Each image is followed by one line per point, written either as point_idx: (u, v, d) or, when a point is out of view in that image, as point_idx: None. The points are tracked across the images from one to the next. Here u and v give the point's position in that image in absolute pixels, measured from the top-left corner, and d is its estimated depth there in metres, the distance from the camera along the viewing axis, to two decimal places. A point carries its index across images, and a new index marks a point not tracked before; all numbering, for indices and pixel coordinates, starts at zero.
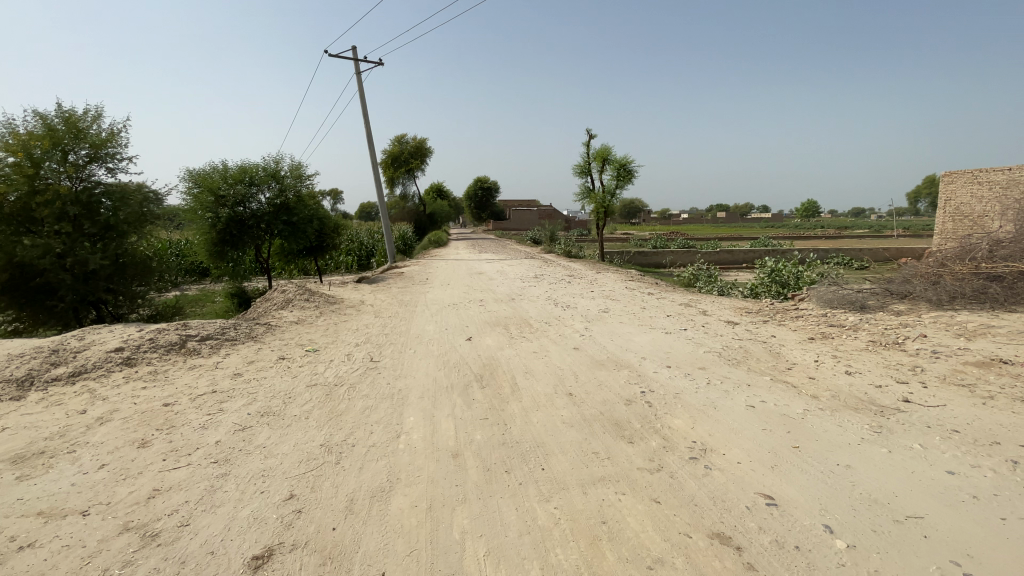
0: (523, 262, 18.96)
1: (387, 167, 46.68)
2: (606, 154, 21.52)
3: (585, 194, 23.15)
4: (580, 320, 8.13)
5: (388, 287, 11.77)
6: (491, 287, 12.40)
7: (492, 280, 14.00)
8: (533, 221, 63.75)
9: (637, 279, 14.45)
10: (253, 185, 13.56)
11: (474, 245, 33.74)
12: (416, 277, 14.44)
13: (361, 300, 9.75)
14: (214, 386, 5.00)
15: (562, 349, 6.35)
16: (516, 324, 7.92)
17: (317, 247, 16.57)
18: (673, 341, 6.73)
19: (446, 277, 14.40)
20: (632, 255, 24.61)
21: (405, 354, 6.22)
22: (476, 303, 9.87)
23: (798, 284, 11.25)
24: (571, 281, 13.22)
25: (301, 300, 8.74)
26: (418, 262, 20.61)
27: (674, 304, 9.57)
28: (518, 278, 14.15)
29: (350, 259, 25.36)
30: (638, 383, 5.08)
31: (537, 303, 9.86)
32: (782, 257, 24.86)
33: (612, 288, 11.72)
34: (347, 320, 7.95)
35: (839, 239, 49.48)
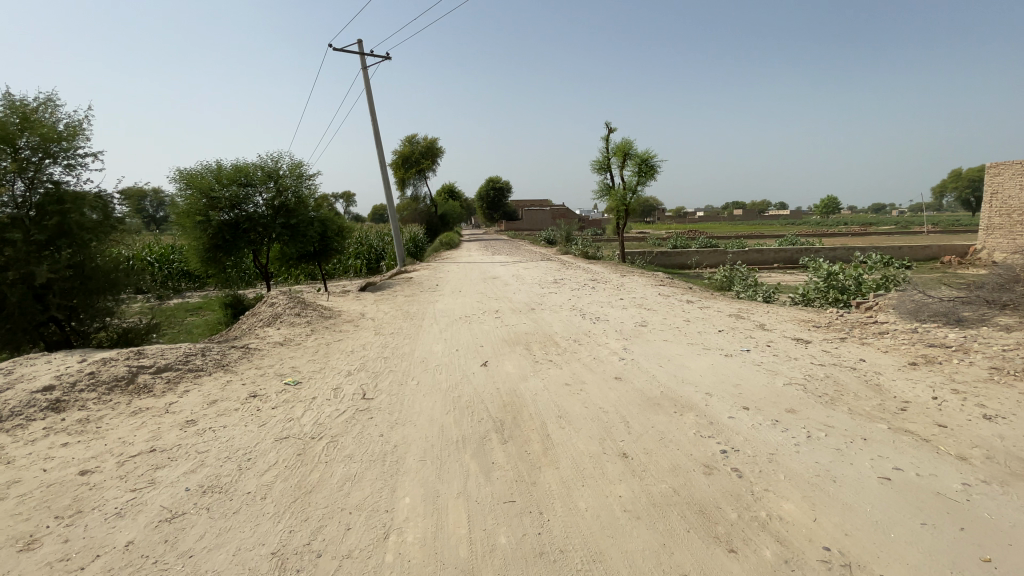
0: (541, 265, 17.71)
1: (398, 168, 45.74)
2: (628, 148, 20.19)
3: (605, 191, 21.81)
4: (616, 337, 6.84)
5: (395, 295, 10.61)
6: (508, 294, 11.19)
7: (508, 285, 12.78)
8: (546, 221, 62.49)
9: (668, 283, 13.12)
10: (249, 185, 12.47)
11: (486, 246, 32.60)
12: (425, 283, 13.27)
13: (361, 312, 8.58)
14: (154, 441, 3.83)
15: (602, 380, 5.09)
16: (540, 343, 6.67)
17: (321, 252, 15.44)
18: (738, 368, 5.43)
19: (458, 283, 13.21)
20: (655, 255, 23.21)
21: (406, 387, 5.01)
22: (492, 314, 8.64)
23: (860, 289, 9.80)
24: (596, 286, 11.92)
25: (290, 313, 7.60)
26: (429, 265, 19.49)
27: (721, 315, 8.24)
28: (536, 283, 12.89)
29: (358, 262, 24.34)
30: (714, 436, 3.80)
31: (562, 315, 8.60)
32: (815, 256, 23.30)
33: (644, 295, 10.41)
34: (341, 339, 6.77)
35: (867, 236, 47.46)
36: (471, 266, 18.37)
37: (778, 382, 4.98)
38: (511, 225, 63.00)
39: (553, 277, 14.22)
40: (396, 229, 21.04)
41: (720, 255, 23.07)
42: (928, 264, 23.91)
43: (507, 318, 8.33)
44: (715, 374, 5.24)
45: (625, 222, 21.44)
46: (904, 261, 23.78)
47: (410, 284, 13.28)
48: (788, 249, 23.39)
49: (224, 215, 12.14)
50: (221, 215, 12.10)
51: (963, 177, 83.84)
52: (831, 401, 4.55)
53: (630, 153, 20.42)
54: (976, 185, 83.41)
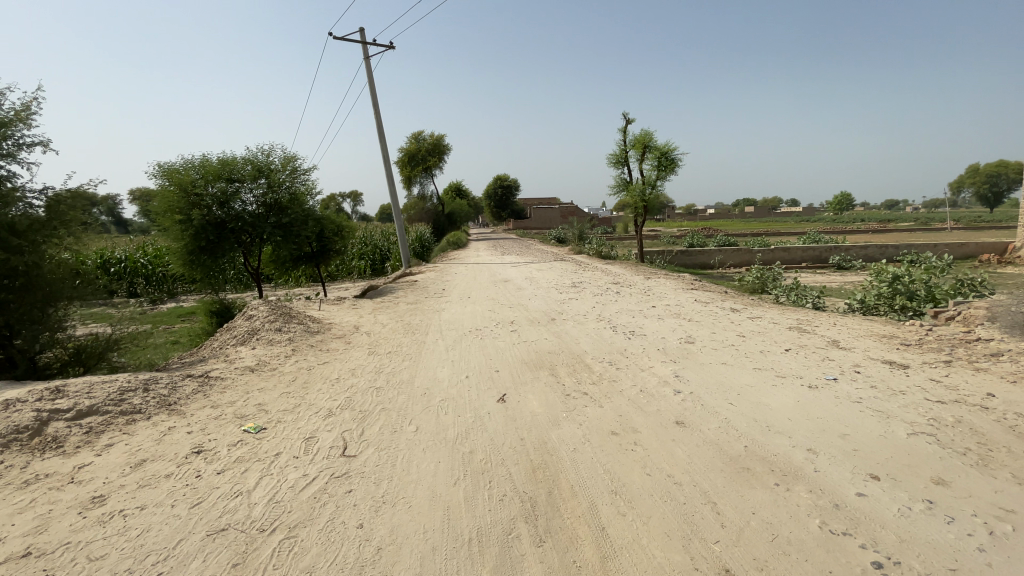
0: (555, 266, 16.46)
1: (404, 166, 44.69)
2: (647, 140, 18.88)
3: (622, 187, 20.50)
4: (661, 359, 5.59)
5: (397, 303, 9.42)
6: (524, 300, 9.97)
7: (523, 289, 11.57)
8: (555, 220, 61.20)
9: (699, 286, 11.82)
10: (236, 182, 11.29)
11: (496, 246, 31.39)
12: (431, 287, 12.08)
13: (355, 324, 7.38)
14: (33, 538, 2.65)
15: (659, 427, 3.85)
16: (568, 366, 5.44)
17: (318, 253, 14.23)
18: (833, 409, 4.17)
19: (467, 287, 12.01)
20: (675, 255, 21.86)
21: (401, 435, 3.80)
22: (507, 326, 7.41)
23: (930, 295, 8.44)
24: (621, 291, 10.65)
25: (270, 328, 6.42)
26: (435, 267, 18.32)
27: (779, 328, 6.96)
28: (554, 288, 11.64)
29: (362, 263, 23.23)
30: (852, 536, 2.56)
31: (590, 327, 7.34)
32: (846, 255, 21.84)
33: (679, 302, 9.12)
34: (327, 362, 5.58)
35: (889, 233, 45.70)
36: (479, 268, 17.15)
37: (897, 433, 3.72)
38: (519, 224, 61.77)
39: (570, 280, 12.99)
40: (400, 228, 19.82)
41: (745, 254, 21.66)
42: (968, 264, 22.34)
43: (526, 331, 7.10)
44: (807, 419, 3.98)
45: (644, 220, 20.11)
46: (943, 261, 22.22)
47: (414, 288, 12.10)
48: (818, 248, 21.95)
49: (206, 215, 10.89)
50: (204, 214, 10.88)
51: (984, 171, 81.27)
52: (987, 463, 3.28)
53: (649, 146, 19.09)
54: (998, 180, 80.86)
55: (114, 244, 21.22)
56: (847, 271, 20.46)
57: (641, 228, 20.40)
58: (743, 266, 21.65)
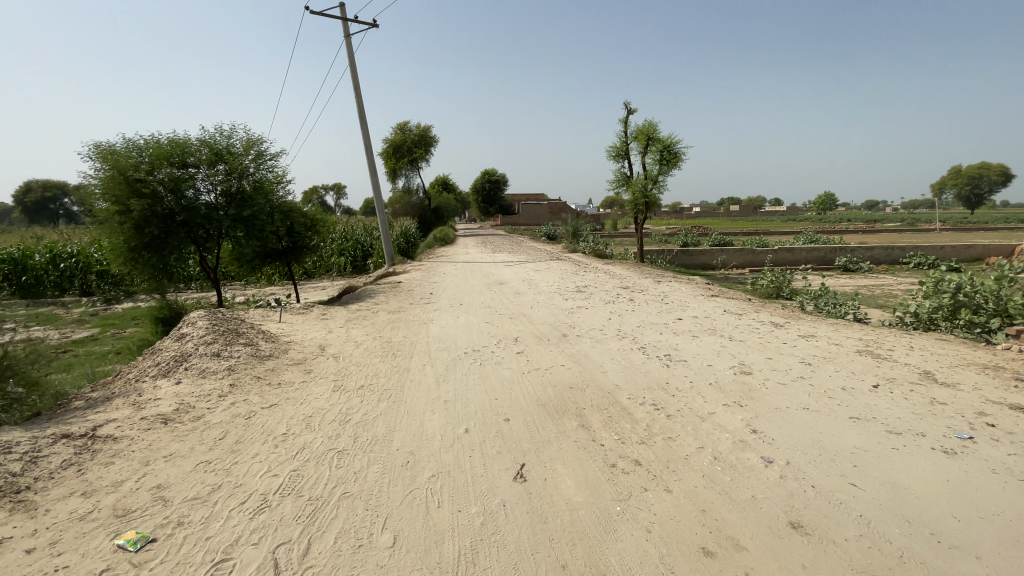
0: (553, 267, 15.08)
1: (389, 158, 42.84)
2: (650, 131, 17.58)
3: (622, 182, 19.18)
4: (722, 403, 4.25)
5: (377, 311, 7.94)
6: (526, 308, 8.56)
7: (522, 294, 10.18)
8: (544, 216, 59.87)
9: (718, 292, 10.56)
10: (187, 167, 9.66)
11: (485, 243, 29.95)
12: (417, 290, 10.62)
13: (322, 342, 5.90)
14: None
15: (772, 538, 2.51)
16: (602, 412, 4.06)
17: (288, 250, 12.57)
18: (1006, 499, 2.88)
19: (457, 290, 10.57)
20: (676, 255, 20.65)
21: (371, 557, 2.38)
22: (512, 344, 6.00)
23: (996, 311, 7.22)
24: (636, 298, 9.34)
25: (205, 353, 4.91)
26: (421, 265, 16.81)
27: (846, 352, 5.68)
28: (556, 292, 10.26)
29: (342, 260, 21.56)
30: None
31: (612, 347, 5.97)
32: (852, 256, 20.88)
33: (708, 314, 7.80)
34: (275, 405, 4.12)
35: (881, 233, 45.28)
36: (469, 267, 15.68)
37: None
38: (507, 220, 60.22)
39: (573, 283, 11.63)
40: (383, 223, 18.20)
41: (748, 254, 20.59)
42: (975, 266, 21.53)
43: (536, 352, 5.71)
44: (981, 520, 2.68)
45: (645, 217, 18.83)
46: (948, 263, 21.47)
47: (397, 291, 10.61)
48: (823, 249, 21.01)
49: (150, 207, 9.25)
50: (148, 205, 9.24)
51: (966, 173, 82.15)
52: None
53: (653, 138, 17.78)
54: (979, 181, 81.81)
55: (65, 236, 19.21)
56: (855, 273, 19.51)
57: (642, 225, 19.11)
58: (746, 266, 20.57)
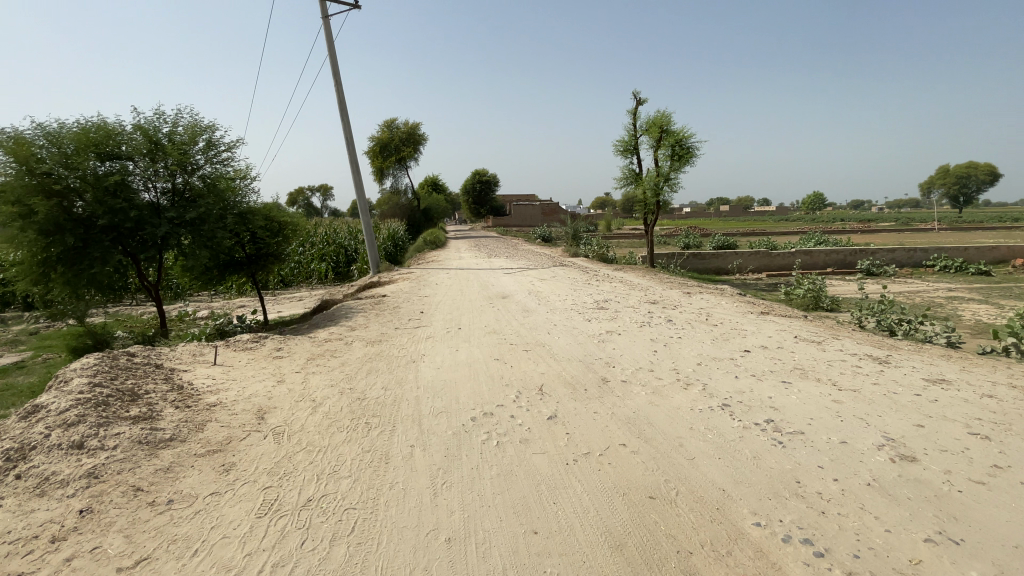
0: (559, 275, 13.31)
1: (376, 156, 40.83)
2: (662, 123, 15.85)
3: (630, 180, 17.42)
4: (915, 539, 2.54)
5: (350, 343, 6.10)
6: (542, 331, 6.77)
7: (532, 309, 8.39)
8: (536, 217, 58.21)
9: (764, 307, 8.87)
10: (111, 161, 7.63)
11: (479, 245, 28.20)
12: (404, 307, 8.81)
13: (264, 403, 4.08)
14: None
15: None
16: (725, 570, 2.32)
17: (250, 260, 10.61)
18: None
19: (452, 308, 8.77)
20: (687, 259, 18.98)
21: None
22: (538, 399, 4.21)
23: None
24: (673, 318, 7.58)
25: (58, 445, 3.08)
26: (409, 273, 14.98)
27: (1017, 412, 3.98)
28: (573, 309, 8.49)
29: (322, 266, 19.65)
30: None
31: (680, 403, 4.24)
32: (875, 259, 19.37)
33: (778, 343, 6.07)
34: (145, 562, 2.31)
35: (883, 233, 44.09)
36: (464, 274, 13.84)
37: None
38: (497, 221, 58.40)
39: (588, 295, 9.89)
40: (367, 225, 16.28)
41: (763, 258, 19.04)
42: (1004, 268, 20.08)
43: (575, 414, 3.94)
44: None
45: (656, 219, 17.10)
46: (976, 265, 19.99)
47: (379, 308, 8.79)
48: (842, 251, 19.55)
49: (62, 208, 7.22)
50: (58, 205, 7.20)
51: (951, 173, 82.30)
52: None
53: (666, 131, 16.03)
54: (965, 181, 81.99)
55: None
56: (881, 278, 17.96)
57: (651, 227, 17.40)
58: (761, 271, 19.00)
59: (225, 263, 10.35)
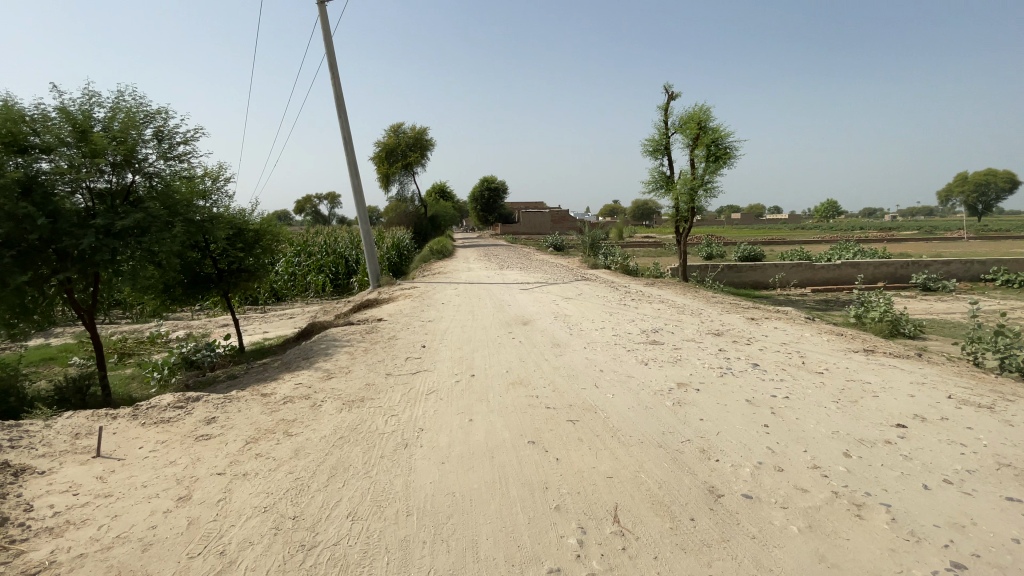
0: (585, 292, 11.46)
1: (381, 162, 39.31)
2: (700, 120, 14.00)
3: (659, 184, 15.52)
4: None
5: (319, 405, 4.30)
6: (587, 381, 4.94)
7: (564, 342, 6.54)
8: (546, 225, 56.54)
9: (858, 340, 6.97)
10: (17, 153, 5.86)
11: (489, 255, 26.39)
12: (401, 339, 7.00)
13: (130, 563, 2.29)
14: None
15: None
16: None
17: (217, 278, 8.84)
18: None
19: (462, 339, 6.94)
20: (722, 272, 17.05)
21: None
22: (621, 552, 2.42)
23: None
24: (757, 361, 5.69)
25: None
26: (412, 288, 13.20)
27: None
28: (616, 341, 6.63)
29: (319, 279, 17.97)
30: None
31: (869, 564, 2.41)
32: (930, 272, 17.38)
33: (937, 413, 4.19)
34: None
35: (912, 242, 41.83)
36: (474, 291, 12.03)
37: None
38: (506, 228, 56.67)
39: (628, 319, 8.04)
40: (365, 234, 14.54)
41: (807, 271, 17.17)
42: None
43: None
44: None
45: (689, 227, 15.18)
46: None
47: (369, 340, 6.98)
48: (892, 263, 17.50)
49: None
50: None
51: (972, 180, 79.54)
52: None
53: (703, 129, 14.12)
54: (988, 188, 79.19)
55: None
56: (943, 294, 15.95)
57: (684, 237, 15.48)
58: (806, 286, 17.09)
59: (187, 279, 8.59)
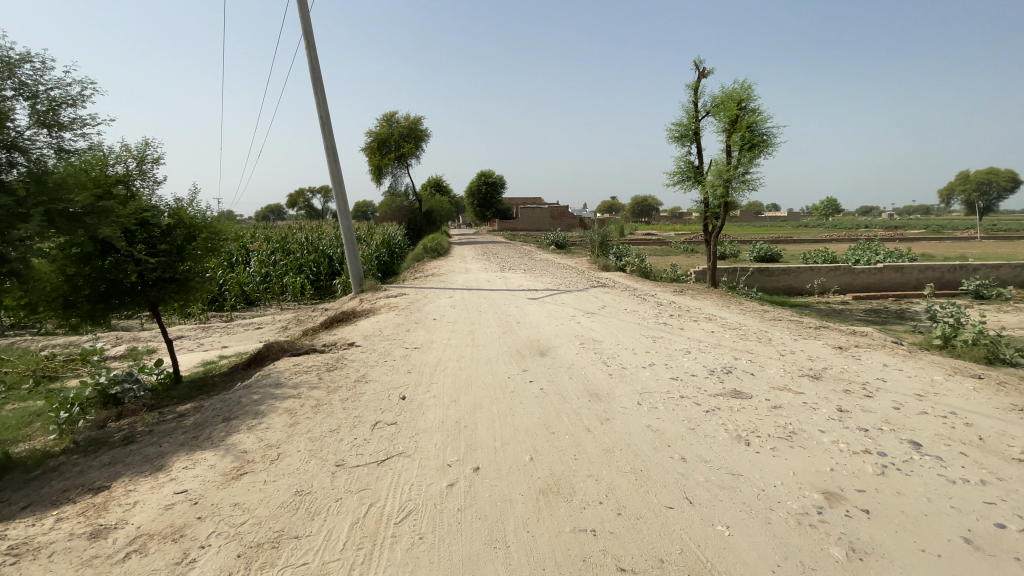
0: (608, 301, 9.46)
1: (374, 154, 37.11)
2: (738, 100, 12.00)
3: (685, 176, 13.49)
4: None
5: (188, 564, 2.30)
6: (669, 489, 2.93)
7: (606, 392, 4.53)
8: (546, 222, 54.52)
9: (1009, 387, 5.02)
10: None
11: (489, 254, 24.39)
12: (373, 379, 4.98)
13: None
14: None
15: None
16: None
17: (132, 292, 6.56)
18: None
19: (458, 380, 4.92)
20: (753, 276, 15.07)
21: None
22: None
23: None
24: (913, 439, 3.71)
25: None
26: (400, 295, 11.16)
27: None
28: (681, 388, 4.63)
29: (298, 281, 15.85)
30: None
31: None
32: (986, 278, 15.47)
33: None
34: None
35: (928, 242, 40.11)
36: (474, 300, 10.02)
37: None
38: (504, 224, 54.52)
39: (680, 347, 6.03)
40: (347, 231, 12.48)
41: (848, 275, 15.27)
42: None
43: None
44: None
45: (721, 225, 13.18)
46: None
47: (327, 381, 4.95)
48: (939, 266, 15.57)
49: None
50: None
51: (977, 178, 77.77)
52: None
53: (741, 110, 12.10)
54: (994, 187, 77.68)
55: None
56: (1005, 303, 14.06)
57: (713, 236, 13.47)
58: (847, 292, 15.20)
59: (90, 293, 6.29)
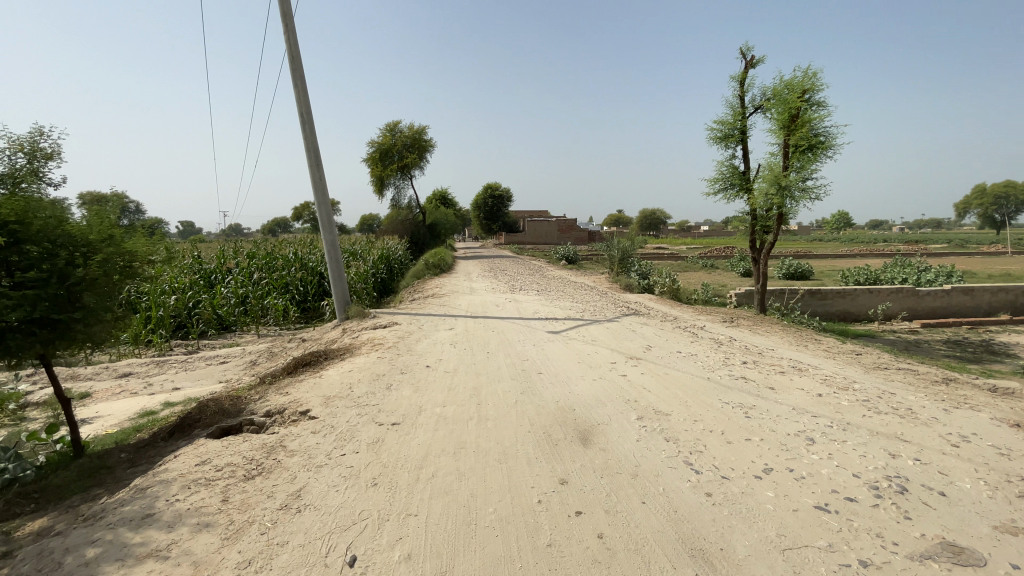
0: (651, 337, 7.42)
1: (375, 164, 35.43)
2: (797, 94, 10.05)
3: (727, 183, 11.50)
4: None
5: None
6: None
7: (722, 550, 2.50)
8: (555, 235, 52.76)
9: None
10: None
11: (495, 270, 22.52)
12: (313, 504, 2.96)
13: None
14: None
15: None
16: None
17: None
18: None
19: (457, 506, 2.91)
20: (802, 299, 13.04)
21: None
22: None
23: None
24: None
25: None
26: (391, 325, 9.20)
27: None
28: (856, 542, 2.58)
29: (281, 302, 13.86)
30: None
31: None
32: None
33: None
34: None
35: (956, 258, 38.00)
36: (481, 335, 8.03)
37: None
38: (510, 236, 52.66)
39: (794, 429, 3.98)
40: (332, 245, 10.54)
41: (910, 299, 13.20)
42: None
43: None
44: None
45: (772, 240, 11.15)
46: None
47: (237, 507, 2.93)
48: (1015, 288, 13.45)
49: None
50: None
51: (995, 192, 75.69)
52: None
53: (801, 105, 10.13)
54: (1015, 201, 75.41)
55: None
56: None
57: (762, 253, 11.45)
58: (909, 318, 13.13)
59: None
